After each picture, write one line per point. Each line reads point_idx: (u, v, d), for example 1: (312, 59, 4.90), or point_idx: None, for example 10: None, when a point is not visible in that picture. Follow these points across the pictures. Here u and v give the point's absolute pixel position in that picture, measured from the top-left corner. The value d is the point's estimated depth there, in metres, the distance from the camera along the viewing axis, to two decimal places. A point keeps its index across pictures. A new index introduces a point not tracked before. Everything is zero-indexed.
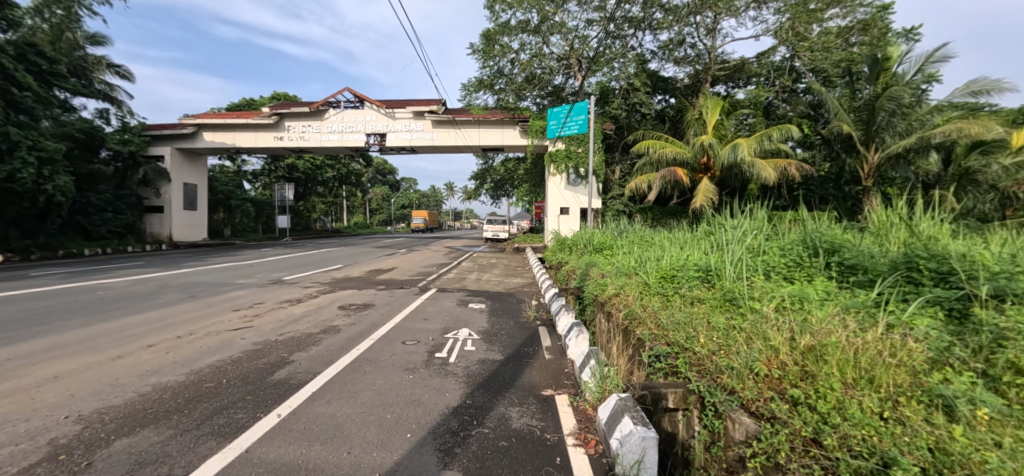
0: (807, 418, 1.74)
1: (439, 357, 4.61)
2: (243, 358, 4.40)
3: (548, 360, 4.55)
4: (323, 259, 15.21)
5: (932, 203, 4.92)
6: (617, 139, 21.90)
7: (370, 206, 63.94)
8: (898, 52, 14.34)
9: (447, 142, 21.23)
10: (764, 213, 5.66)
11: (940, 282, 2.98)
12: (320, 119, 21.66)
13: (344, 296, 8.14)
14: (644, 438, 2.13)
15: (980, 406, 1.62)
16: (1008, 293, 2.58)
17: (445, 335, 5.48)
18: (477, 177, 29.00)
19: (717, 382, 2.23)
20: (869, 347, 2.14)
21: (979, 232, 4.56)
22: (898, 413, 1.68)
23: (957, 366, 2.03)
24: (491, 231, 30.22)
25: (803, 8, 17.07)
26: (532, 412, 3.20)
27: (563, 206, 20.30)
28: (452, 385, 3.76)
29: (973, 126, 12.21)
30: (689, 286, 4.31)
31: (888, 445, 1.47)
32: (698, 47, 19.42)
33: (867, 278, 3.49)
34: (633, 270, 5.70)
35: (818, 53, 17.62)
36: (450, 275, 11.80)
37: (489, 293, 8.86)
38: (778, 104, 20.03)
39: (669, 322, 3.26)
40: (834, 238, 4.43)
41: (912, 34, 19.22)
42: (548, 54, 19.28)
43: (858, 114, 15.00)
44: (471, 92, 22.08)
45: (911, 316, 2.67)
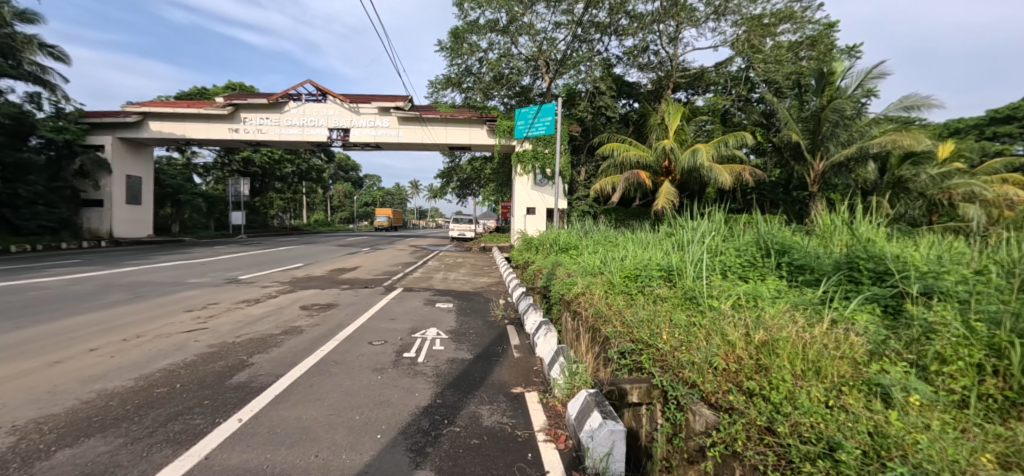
0: (762, 408, 1.85)
1: (407, 356, 4.54)
2: (198, 361, 4.14)
3: (517, 358, 4.58)
4: (280, 258, 14.52)
5: (871, 210, 5.26)
6: (583, 141, 22.24)
7: (331, 203, 61.83)
8: (841, 68, 15.37)
9: (414, 140, 20.82)
10: (720, 216, 5.95)
11: (877, 281, 3.25)
12: (280, 112, 20.74)
13: (307, 296, 7.86)
14: (614, 432, 2.20)
15: (913, 393, 1.78)
16: (935, 290, 2.85)
17: (413, 335, 5.40)
18: (444, 176, 28.62)
19: (679, 377, 2.33)
20: (815, 341, 2.30)
21: (911, 235, 4.93)
22: (842, 401, 1.81)
23: (893, 357, 2.22)
24: (457, 231, 30.00)
25: (757, 22, 18.14)
26: (502, 410, 3.21)
27: (531, 206, 20.42)
28: (423, 384, 3.72)
29: (905, 138, 13.33)
30: (653, 285, 4.45)
31: (833, 430, 1.58)
32: (660, 54, 20.07)
33: (813, 277, 3.75)
34: (599, 269, 5.85)
35: (770, 65, 18.49)
36: (415, 274, 11.60)
37: (456, 293, 8.78)
38: (734, 113, 20.69)
39: (634, 320, 3.37)
40: (784, 239, 4.73)
41: (853, 51, 20.73)
42: (517, 54, 19.34)
43: (806, 124, 15.91)
44: (438, 89, 21.78)
45: (852, 312, 2.88)
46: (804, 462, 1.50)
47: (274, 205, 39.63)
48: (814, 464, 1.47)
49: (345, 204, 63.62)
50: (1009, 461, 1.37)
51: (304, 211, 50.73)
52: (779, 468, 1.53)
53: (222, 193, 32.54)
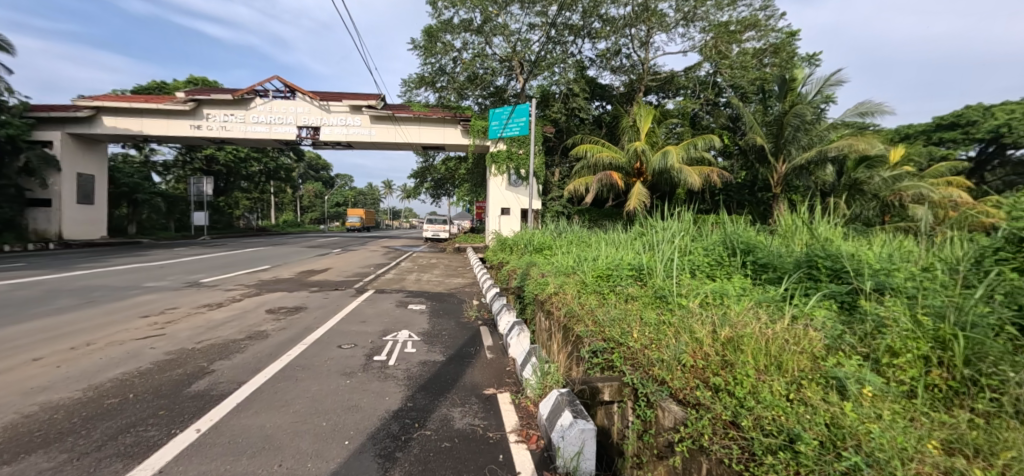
0: (727, 403, 1.91)
1: (378, 359, 4.45)
2: (154, 369, 3.93)
3: (490, 359, 4.56)
4: (246, 259, 14.01)
5: (829, 210, 5.50)
6: (557, 142, 22.45)
7: (301, 204, 60.04)
8: (802, 75, 16.08)
9: (387, 139, 20.47)
10: (690, 216, 6.11)
11: (834, 278, 3.41)
12: (246, 109, 19.99)
13: (274, 299, 7.60)
14: (584, 431, 2.21)
15: (865, 385, 1.87)
16: (886, 287, 3.02)
17: (384, 338, 5.30)
18: (417, 175, 28.29)
19: (649, 375, 2.37)
20: (778, 337, 2.39)
21: (864, 234, 5.19)
22: (801, 393, 1.89)
23: (847, 351, 2.33)
24: (431, 231, 29.71)
25: (724, 29, 18.77)
26: (474, 412, 3.19)
27: (505, 206, 20.42)
28: (393, 387, 3.66)
29: (861, 142, 14.04)
30: (624, 284, 4.53)
31: (793, 423, 1.65)
32: (632, 58, 20.47)
33: (776, 275, 3.90)
34: (572, 269, 5.91)
35: (736, 71, 19.28)
36: (387, 275, 11.42)
37: (430, 294, 8.69)
38: (702, 116, 21.30)
39: (606, 319, 3.41)
40: (749, 239, 4.91)
41: (813, 60, 21.73)
42: (491, 54, 19.33)
43: (770, 127, 16.55)
44: (412, 88, 21.52)
45: (811, 308, 3.01)
46: (765, 454, 1.55)
47: (240, 204, 38.17)
48: (775, 456, 1.52)
49: (316, 204, 61.88)
50: (950, 446, 1.46)
51: (273, 211, 49.03)
52: (743, 460, 1.57)
53: (183, 192, 31.08)
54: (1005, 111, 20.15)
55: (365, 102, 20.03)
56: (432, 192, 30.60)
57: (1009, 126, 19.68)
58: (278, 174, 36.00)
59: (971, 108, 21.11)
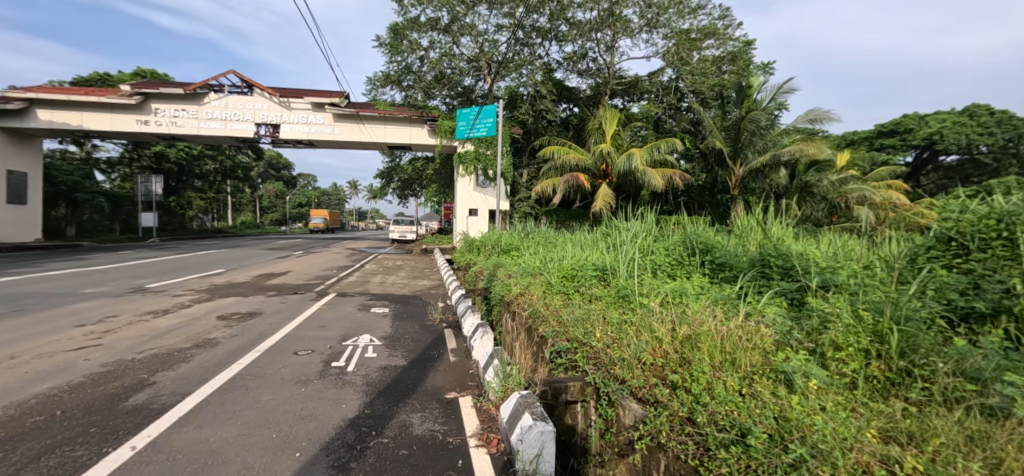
0: (683, 400, 1.97)
1: (336, 365, 4.33)
2: (87, 383, 3.66)
3: (453, 362, 4.53)
4: (199, 263, 13.32)
5: (782, 211, 5.78)
6: (525, 143, 22.64)
7: (261, 204, 57.60)
8: (758, 82, 16.82)
9: (351, 138, 19.94)
10: (652, 217, 6.27)
11: (785, 276, 3.58)
12: (198, 104, 19.16)
13: (227, 304, 7.25)
14: (543, 433, 2.23)
15: (811, 378, 1.97)
16: (830, 284, 3.20)
17: (344, 343, 5.16)
18: (384, 175, 27.76)
19: (611, 374, 2.41)
20: (732, 334, 2.49)
21: (812, 234, 5.48)
22: (753, 388, 1.97)
23: (795, 346, 2.45)
24: (398, 232, 29.21)
25: (685, 36, 19.47)
26: (435, 417, 3.15)
27: (473, 207, 20.35)
28: (351, 394, 3.56)
29: (811, 147, 14.85)
30: (588, 284, 4.59)
31: (744, 417, 1.71)
32: (598, 62, 20.89)
33: (732, 274, 4.06)
34: (538, 269, 5.95)
35: (697, 77, 19.72)
36: (351, 278, 11.14)
37: (394, 297, 8.54)
38: (665, 120, 21.79)
39: (570, 319, 3.44)
40: (708, 239, 5.08)
41: (767, 68, 22.88)
42: (459, 54, 19.25)
43: (728, 132, 17.24)
44: (378, 87, 21.15)
45: (764, 305, 3.16)
46: (719, 449, 1.60)
47: (194, 205, 36.18)
48: (728, 450, 1.58)
49: (277, 205, 59.49)
50: (885, 434, 1.57)
51: (230, 212, 46.71)
52: (698, 455, 1.62)
53: (130, 192, 29.18)
54: (936, 120, 21.90)
55: (328, 100, 19.46)
56: (399, 192, 30.05)
57: (940, 134, 21.37)
58: (235, 172, 34.39)
59: (908, 117, 22.93)
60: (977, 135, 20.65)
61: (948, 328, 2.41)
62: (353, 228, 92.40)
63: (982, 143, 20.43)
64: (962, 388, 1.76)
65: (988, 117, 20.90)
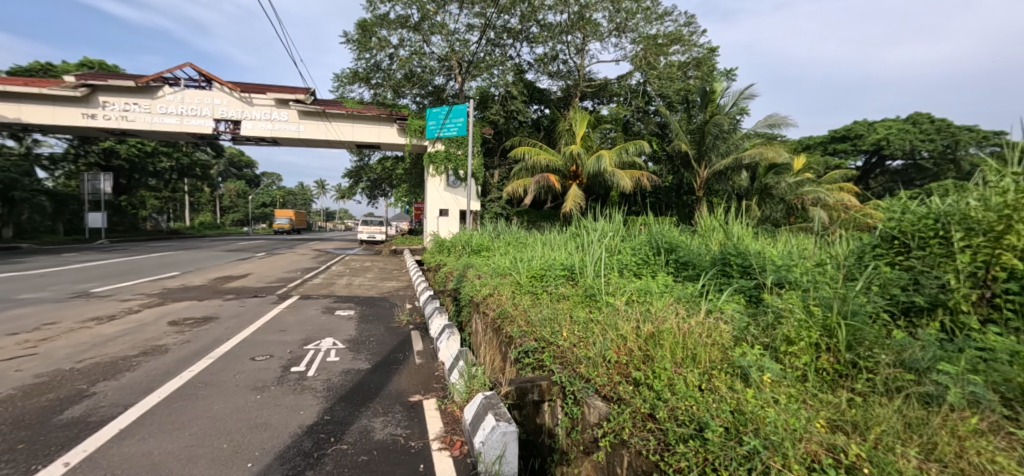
0: (646, 396, 2.01)
1: (296, 371, 4.19)
2: (16, 396, 3.39)
3: (419, 364, 4.48)
4: (151, 265, 12.61)
5: (743, 211, 5.99)
6: (496, 143, 22.70)
7: (222, 204, 55.17)
8: (721, 88, 17.40)
9: (315, 136, 19.50)
10: (620, 217, 6.39)
11: (743, 274, 3.72)
12: (151, 97, 18.31)
13: (181, 309, 6.89)
14: (506, 433, 2.22)
15: (765, 372, 2.05)
16: (785, 281, 3.35)
17: (305, 347, 5.01)
18: (352, 175, 27.16)
19: (576, 372, 2.44)
20: (693, 330, 2.56)
21: (770, 234, 5.72)
22: (711, 383, 2.04)
23: (752, 340, 2.55)
24: (367, 233, 28.63)
25: (652, 42, 19.95)
26: (397, 421, 3.10)
27: (443, 207, 20.19)
28: (311, 400, 3.46)
29: (770, 151, 15.50)
30: (556, 284, 4.63)
31: (703, 411, 1.77)
32: (568, 64, 21.15)
33: (694, 272, 4.20)
34: (508, 269, 5.97)
35: (664, 81, 20.33)
36: (315, 280, 10.83)
37: (360, 299, 8.36)
38: (633, 123, 22.17)
39: (538, 319, 3.46)
40: (672, 238, 5.23)
41: (730, 75, 23.78)
42: (429, 53, 19.07)
43: (693, 135, 17.68)
44: (345, 84, 20.72)
45: (724, 302, 3.27)
46: (679, 443, 1.65)
47: (149, 204, 34.26)
48: (687, 444, 1.62)
49: (240, 204, 57.02)
50: (832, 423, 1.65)
51: (189, 212, 44.45)
52: (659, 451, 1.66)
53: (75, 190, 27.36)
54: (883, 127, 23.29)
55: (293, 97, 18.85)
56: (369, 192, 29.30)
57: (887, 140, 22.73)
58: (193, 170, 32.77)
59: (858, 124, 24.33)
60: (920, 142, 22.10)
61: (891, 321, 2.57)
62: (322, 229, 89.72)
63: (924, 149, 21.85)
64: (902, 378, 1.88)
65: (929, 125, 22.41)
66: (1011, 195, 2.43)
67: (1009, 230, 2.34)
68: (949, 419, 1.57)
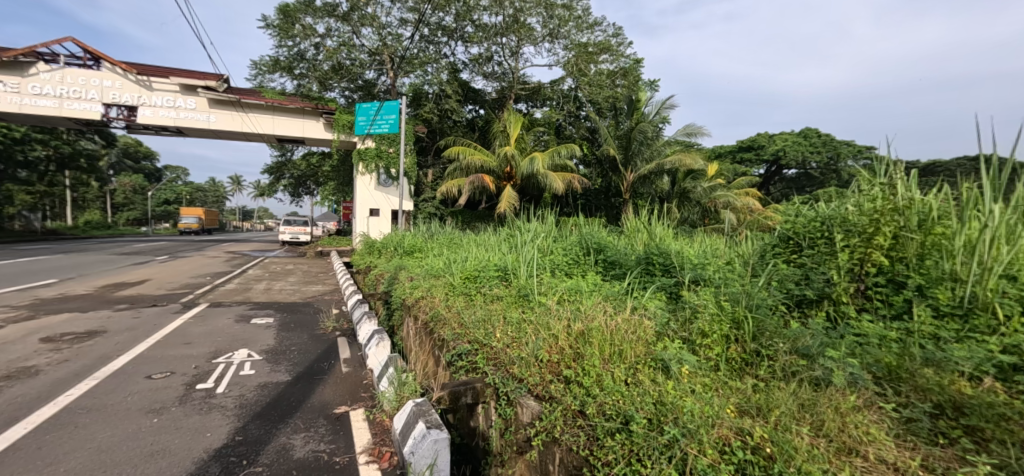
0: (576, 393, 2.09)
1: (202, 388, 3.80)
2: None
3: (345, 373, 4.28)
4: (17, 272, 10.74)
5: (664, 213, 6.41)
6: (429, 142, 22.46)
7: (114, 200, 48.42)
8: (644, 97, 18.51)
9: (230, 128, 17.76)
10: (552, 218, 6.57)
11: (664, 272, 4.01)
12: (21, 75, 16.10)
13: (57, 323, 5.94)
14: (437, 441, 2.21)
15: (683, 364, 2.22)
16: (700, 278, 3.66)
17: (214, 361, 4.56)
18: (273, 171, 25.23)
19: (509, 373, 2.48)
20: (620, 327, 2.71)
21: (688, 234, 6.18)
22: (636, 377, 2.17)
23: (672, 335, 2.75)
24: (290, 234, 26.74)
25: (583, 49, 20.64)
26: (320, 436, 2.95)
27: (374, 207, 19.44)
28: (220, 420, 3.15)
29: (687, 159, 16.84)
30: (490, 285, 4.65)
31: (628, 405, 1.87)
32: (502, 66, 21.39)
33: (621, 271, 4.44)
34: (441, 271, 5.89)
35: (593, 88, 20.93)
36: (228, 285, 9.92)
37: (281, 305, 7.78)
38: (566, 127, 22.98)
39: (471, 320, 3.45)
40: (601, 239, 5.48)
41: (653, 85, 25.48)
42: (359, 46, 18.26)
43: (620, 141, 18.51)
44: (265, 72, 19.24)
45: (648, 300, 3.49)
46: (606, 437, 1.73)
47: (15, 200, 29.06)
48: (613, 438, 1.71)
49: (136, 201, 50.22)
50: (740, 408, 1.83)
51: (70, 209, 38.35)
52: (588, 446, 1.74)
53: None
54: (781, 139, 26.29)
55: (202, 83, 17.02)
56: (291, 190, 27.63)
57: (784, 151, 25.71)
58: (75, 161, 28.47)
59: (761, 136, 27.25)
60: (810, 153, 25.25)
61: (787, 312, 2.92)
62: (239, 230, 81.86)
63: (813, 160, 25.07)
64: (797, 363, 2.13)
65: (816, 139, 25.68)
66: (880, 203, 2.87)
67: (877, 232, 2.76)
68: (832, 397, 1.82)
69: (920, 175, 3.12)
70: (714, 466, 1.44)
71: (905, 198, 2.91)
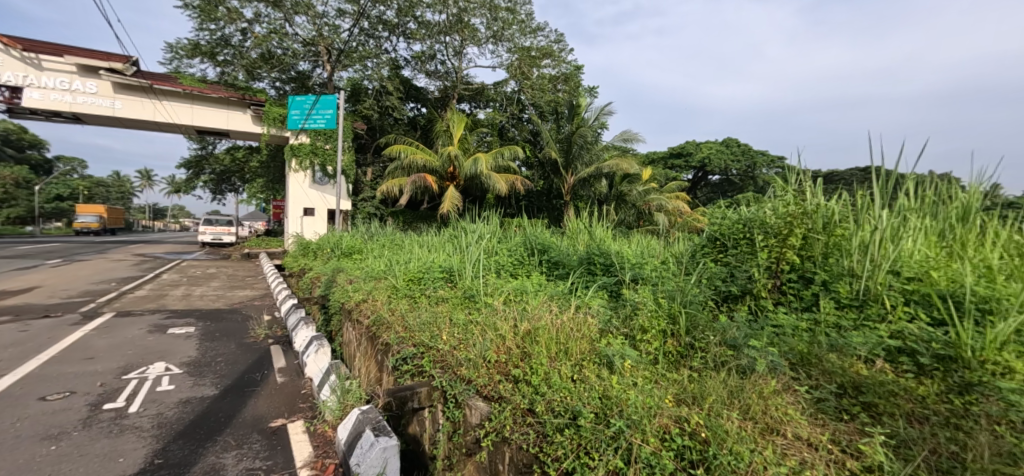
0: (525, 392, 2.11)
1: (111, 408, 3.37)
2: None
3: (280, 384, 4.00)
4: None
5: (602, 216, 6.67)
6: (369, 140, 21.60)
7: None
8: (585, 103, 19.05)
9: (137, 115, 15.96)
10: (496, 219, 6.60)
11: (605, 272, 4.17)
12: None
13: None
14: (386, 449, 2.14)
15: (625, 359, 2.33)
16: (638, 277, 3.86)
17: (124, 377, 4.06)
18: (190, 165, 23.08)
19: (457, 375, 2.45)
20: (565, 326, 2.78)
21: (625, 235, 6.47)
22: (581, 373, 2.23)
23: (614, 331, 2.87)
24: (212, 234, 24.60)
25: (526, 53, 20.88)
26: (254, 453, 2.73)
27: (307, 206, 18.41)
28: (134, 443, 2.81)
29: (624, 163, 17.66)
30: (435, 287, 4.57)
31: (575, 401, 1.92)
32: (446, 65, 21.15)
33: (564, 271, 4.56)
34: (384, 273, 5.70)
35: (536, 92, 21.32)
36: (137, 292, 8.87)
37: (202, 313, 7.11)
38: (508, 128, 22.98)
39: (416, 323, 3.37)
40: (544, 240, 5.60)
41: (592, 92, 26.53)
42: (292, 35, 17.21)
43: (561, 144, 19.08)
44: (182, 57, 17.53)
45: (591, 298, 3.61)
46: (555, 433, 1.76)
47: None
48: (562, 433, 1.74)
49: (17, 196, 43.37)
50: (678, 398, 1.95)
51: None
52: (538, 443, 1.76)
53: None
54: (706, 147, 28.41)
55: (106, 64, 15.10)
56: (212, 187, 25.42)
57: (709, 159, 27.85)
58: None
59: (689, 144, 29.32)
60: (731, 162, 27.61)
61: (715, 307, 3.16)
62: (149, 230, 73.47)
63: (733, 167, 27.42)
64: (725, 354, 2.31)
65: (737, 148, 28.07)
66: (792, 207, 3.19)
67: (791, 234, 3.08)
68: (757, 383, 1.99)
69: (823, 183, 3.52)
70: (656, 453, 1.51)
71: (813, 204, 3.26)
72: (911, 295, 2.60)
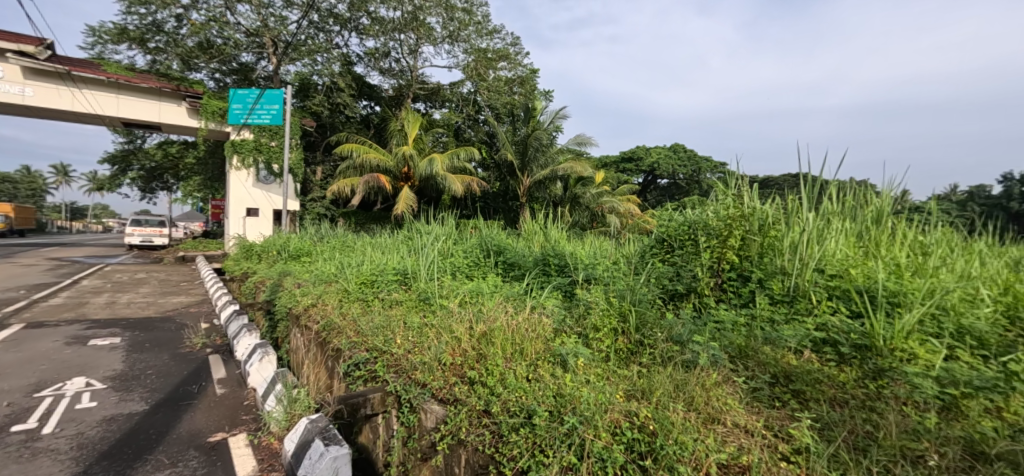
0: (480, 394, 2.11)
1: (19, 430, 3.01)
2: None
3: (220, 395, 3.75)
4: None
5: (556, 218, 6.78)
6: (319, 137, 20.77)
7: None
8: (541, 106, 19.39)
9: (51, 104, 14.39)
10: (452, 221, 6.55)
11: (560, 272, 4.26)
12: None
13: None
14: (337, 458, 2.06)
15: (578, 357, 2.38)
16: (591, 277, 3.97)
17: (36, 395, 3.63)
18: (114, 160, 21.11)
19: (412, 380, 2.41)
20: (520, 326, 2.81)
21: (579, 237, 6.60)
22: (536, 373, 2.26)
23: (567, 330, 2.93)
24: (141, 236, 22.59)
25: (483, 55, 20.94)
26: (191, 470, 2.55)
27: (251, 207, 17.33)
28: (50, 467, 2.53)
29: (578, 166, 18.12)
30: (388, 289, 4.45)
31: (530, 400, 1.94)
32: (401, 63, 20.74)
33: (520, 272, 4.61)
34: (334, 276, 5.49)
35: (492, 93, 21.42)
36: (50, 301, 7.97)
37: (129, 322, 6.51)
38: (465, 129, 22.81)
39: (368, 327, 3.27)
40: (500, 242, 5.63)
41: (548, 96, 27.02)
42: (234, 24, 16.19)
43: (517, 146, 19.27)
44: (106, 42, 16.02)
45: (546, 298, 3.67)
46: (510, 433, 1.78)
47: None
48: (518, 432, 1.76)
49: None
50: (629, 393, 2.02)
51: None
52: (494, 443, 1.78)
53: None
54: (656, 152, 29.75)
55: (13, 46, 13.49)
56: (141, 185, 23.33)
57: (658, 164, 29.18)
58: None
59: (640, 148, 30.54)
60: (677, 167, 29.13)
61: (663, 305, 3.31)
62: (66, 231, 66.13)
63: (680, 172, 28.91)
64: (672, 349, 2.43)
65: (683, 154, 29.64)
66: (732, 210, 3.41)
67: (731, 235, 3.29)
68: (699, 376, 2.10)
69: (758, 188, 3.79)
70: (607, 447, 1.57)
71: (750, 208, 3.49)
72: (833, 291, 2.85)
